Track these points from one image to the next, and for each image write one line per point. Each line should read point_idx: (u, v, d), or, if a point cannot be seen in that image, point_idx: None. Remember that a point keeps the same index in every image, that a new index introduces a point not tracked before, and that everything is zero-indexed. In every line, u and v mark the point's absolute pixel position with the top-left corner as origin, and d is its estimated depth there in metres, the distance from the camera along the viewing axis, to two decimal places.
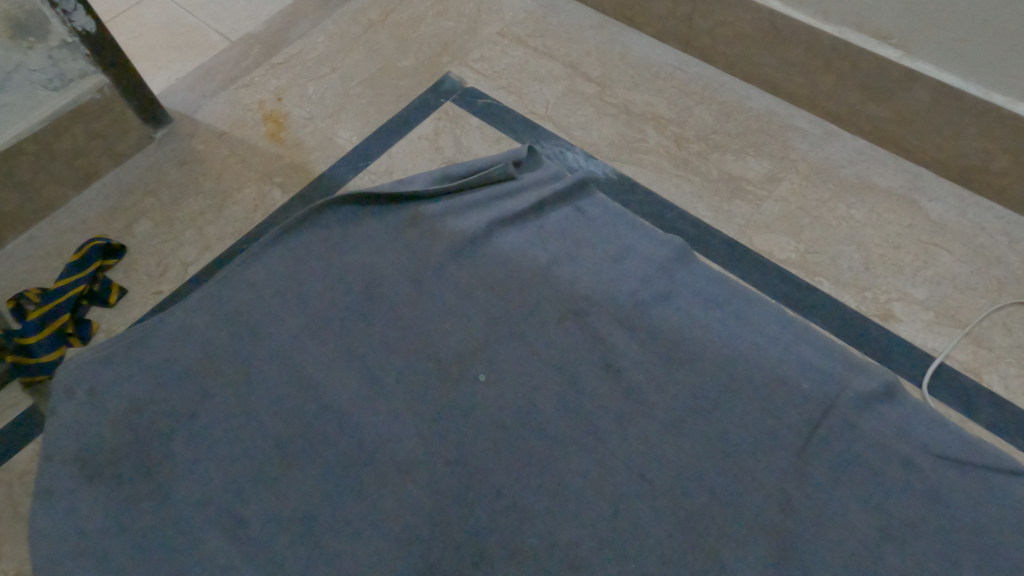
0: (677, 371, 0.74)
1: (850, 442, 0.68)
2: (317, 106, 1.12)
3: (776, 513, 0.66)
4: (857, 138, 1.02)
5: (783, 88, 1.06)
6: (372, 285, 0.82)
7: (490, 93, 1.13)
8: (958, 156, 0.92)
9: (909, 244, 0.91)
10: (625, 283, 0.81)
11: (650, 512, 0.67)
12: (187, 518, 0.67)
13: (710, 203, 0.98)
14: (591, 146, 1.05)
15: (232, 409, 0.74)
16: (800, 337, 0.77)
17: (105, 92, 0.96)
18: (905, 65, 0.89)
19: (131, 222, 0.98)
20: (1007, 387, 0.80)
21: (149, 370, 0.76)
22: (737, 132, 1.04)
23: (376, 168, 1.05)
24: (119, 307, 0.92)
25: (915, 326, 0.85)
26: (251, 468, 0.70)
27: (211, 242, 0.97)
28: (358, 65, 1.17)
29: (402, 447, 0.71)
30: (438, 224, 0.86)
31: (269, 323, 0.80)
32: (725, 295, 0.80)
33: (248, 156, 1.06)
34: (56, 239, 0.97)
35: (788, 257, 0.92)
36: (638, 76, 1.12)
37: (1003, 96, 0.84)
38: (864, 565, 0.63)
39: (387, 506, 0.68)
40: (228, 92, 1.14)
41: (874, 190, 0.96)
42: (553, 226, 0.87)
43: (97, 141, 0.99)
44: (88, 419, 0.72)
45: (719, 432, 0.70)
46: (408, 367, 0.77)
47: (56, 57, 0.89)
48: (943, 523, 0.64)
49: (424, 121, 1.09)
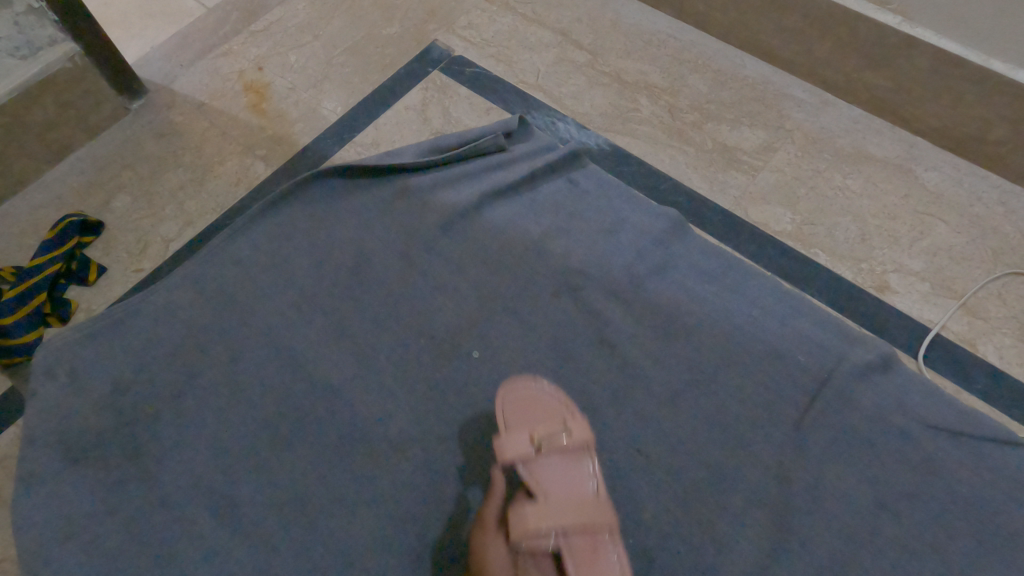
0: (674, 346, 0.73)
1: (846, 415, 0.68)
2: (299, 76, 1.08)
3: (774, 486, 0.65)
4: (852, 107, 1.00)
5: (779, 56, 1.04)
6: (361, 261, 0.80)
7: (478, 62, 1.10)
8: (955, 125, 0.91)
9: (905, 215, 0.90)
10: (620, 256, 0.80)
11: (648, 488, 0.66)
12: (176, 501, 0.65)
13: (705, 174, 0.96)
14: (583, 116, 1.03)
15: (218, 389, 0.71)
16: (796, 309, 0.76)
17: (77, 62, 0.91)
18: (905, 31, 0.87)
19: (108, 197, 0.95)
20: (1002, 357, 0.80)
21: (131, 350, 0.73)
22: (732, 101, 1.02)
23: (362, 140, 1.02)
24: (98, 286, 0.89)
25: (911, 297, 0.85)
26: (239, 450, 0.68)
27: (192, 217, 0.94)
28: (341, 33, 1.13)
29: (396, 426, 0.70)
30: (428, 198, 0.84)
31: (255, 300, 0.77)
32: (721, 268, 0.79)
33: (228, 129, 1.02)
34: (29, 215, 0.93)
35: (784, 229, 0.91)
36: (631, 44, 1.10)
37: (1003, 62, 0.83)
38: (860, 535, 0.63)
39: (381, 485, 0.67)
40: (206, 62, 1.09)
41: (870, 160, 0.95)
42: (545, 198, 0.86)
43: (70, 113, 0.95)
44: (70, 401, 0.69)
45: (716, 407, 0.70)
46: (399, 344, 0.75)
47: (22, 23, 0.85)
48: (939, 493, 0.64)
49: (411, 92, 1.06)
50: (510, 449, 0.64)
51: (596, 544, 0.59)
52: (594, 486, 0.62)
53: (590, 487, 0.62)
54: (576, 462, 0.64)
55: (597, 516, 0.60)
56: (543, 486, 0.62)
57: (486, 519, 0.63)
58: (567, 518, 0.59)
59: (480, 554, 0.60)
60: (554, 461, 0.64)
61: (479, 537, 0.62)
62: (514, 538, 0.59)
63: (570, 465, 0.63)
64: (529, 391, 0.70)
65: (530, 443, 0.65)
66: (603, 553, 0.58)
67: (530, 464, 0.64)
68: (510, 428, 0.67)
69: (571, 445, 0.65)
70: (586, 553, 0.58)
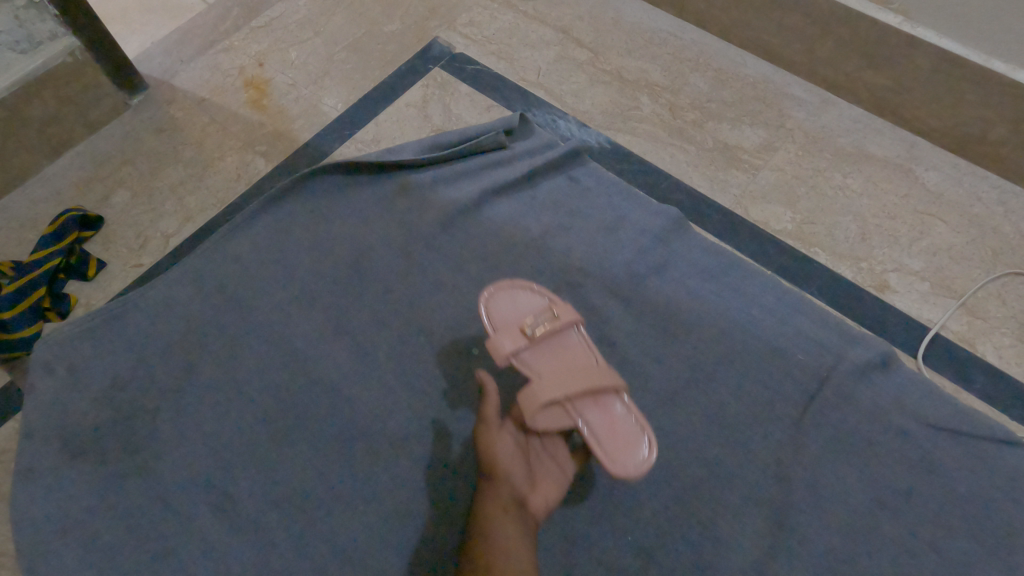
0: (674, 344, 0.73)
1: (845, 414, 0.68)
2: (300, 72, 1.08)
3: (773, 484, 0.65)
4: (853, 106, 1.01)
5: (780, 55, 1.04)
6: (361, 257, 0.80)
7: (479, 59, 1.09)
8: (956, 125, 0.91)
9: (905, 214, 0.90)
10: (620, 254, 0.80)
11: (647, 485, 0.66)
12: (174, 496, 0.64)
13: (706, 173, 0.96)
14: (584, 114, 1.02)
15: (217, 384, 0.71)
16: (796, 308, 0.76)
17: (77, 57, 0.91)
18: (905, 30, 0.87)
19: (107, 192, 0.95)
20: (1001, 357, 0.80)
21: (130, 345, 0.72)
22: (733, 100, 1.02)
23: (363, 137, 1.02)
24: (97, 281, 0.89)
25: (911, 297, 0.85)
26: (239, 446, 0.68)
27: (192, 213, 0.94)
28: (342, 30, 1.12)
29: (395, 422, 0.70)
30: (429, 194, 0.84)
31: (255, 295, 0.77)
32: (721, 266, 0.80)
33: (228, 124, 1.02)
34: (28, 210, 0.93)
35: (784, 228, 0.91)
36: (632, 42, 1.10)
37: (1004, 63, 0.83)
38: (859, 534, 0.63)
39: (380, 481, 0.67)
40: (207, 58, 1.09)
41: (870, 160, 0.95)
42: (546, 195, 0.86)
43: (70, 108, 0.94)
44: (68, 396, 0.68)
45: (715, 405, 0.70)
46: (399, 341, 0.75)
47: (22, 17, 0.86)
48: (938, 492, 0.64)
49: (412, 88, 1.06)
50: (503, 343, 0.67)
51: (609, 411, 0.65)
52: (593, 359, 0.68)
53: (589, 362, 0.67)
54: (568, 344, 0.69)
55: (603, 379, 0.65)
56: (543, 371, 0.66)
57: (486, 417, 0.66)
58: (578, 387, 0.64)
59: (489, 448, 0.64)
60: (548, 348, 0.68)
61: (483, 433, 0.65)
62: (528, 418, 0.64)
63: (564, 348, 0.68)
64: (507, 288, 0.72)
65: (522, 334, 0.67)
66: (617, 417, 0.65)
67: (524, 353, 0.67)
68: (498, 327, 0.69)
69: (562, 327, 0.69)
70: (602, 421, 0.65)
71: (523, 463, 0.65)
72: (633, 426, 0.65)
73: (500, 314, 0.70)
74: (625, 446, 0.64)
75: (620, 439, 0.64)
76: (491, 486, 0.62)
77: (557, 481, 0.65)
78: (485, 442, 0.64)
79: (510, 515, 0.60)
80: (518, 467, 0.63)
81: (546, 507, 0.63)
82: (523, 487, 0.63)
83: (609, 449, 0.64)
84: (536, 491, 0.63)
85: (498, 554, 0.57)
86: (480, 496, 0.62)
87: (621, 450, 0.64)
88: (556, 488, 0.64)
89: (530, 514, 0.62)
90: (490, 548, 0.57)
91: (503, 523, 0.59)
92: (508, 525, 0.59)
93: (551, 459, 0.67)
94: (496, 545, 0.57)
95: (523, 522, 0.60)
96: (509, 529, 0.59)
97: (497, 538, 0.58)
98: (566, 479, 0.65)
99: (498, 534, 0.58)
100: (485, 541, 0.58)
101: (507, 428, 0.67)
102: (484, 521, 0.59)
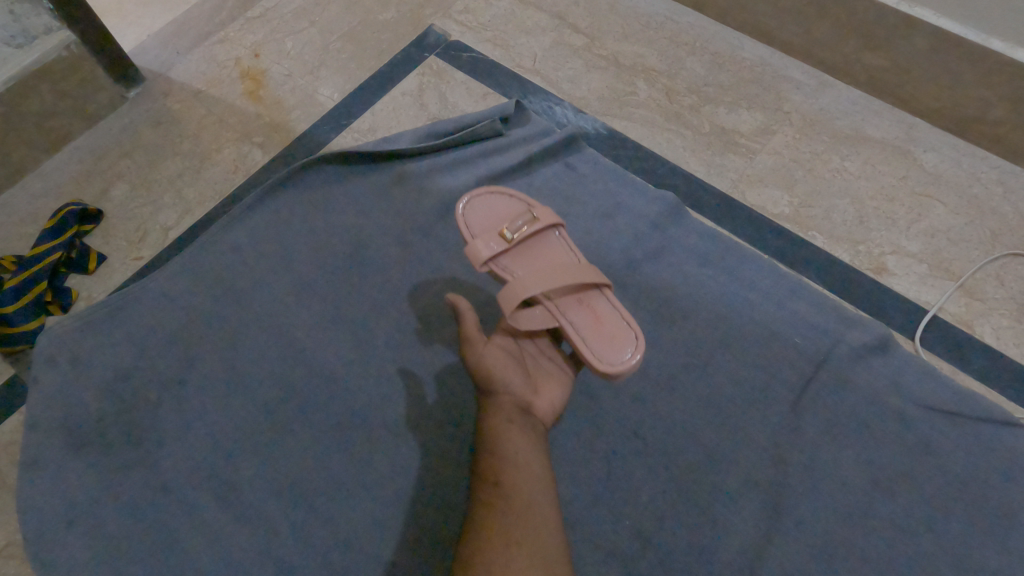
0: (671, 330, 0.74)
1: (842, 397, 0.68)
2: (296, 62, 1.08)
3: (770, 467, 0.66)
4: (852, 88, 1.00)
5: (777, 37, 1.03)
6: (359, 247, 0.81)
7: (475, 46, 1.09)
8: (954, 105, 0.91)
9: (903, 197, 0.90)
10: (616, 240, 0.80)
11: (645, 469, 0.67)
12: (178, 486, 0.65)
13: (702, 158, 0.96)
14: (580, 100, 1.02)
15: (218, 375, 0.71)
16: (793, 292, 0.76)
17: (73, 50, 0.91)
18: (903, 11, 0.86)
19: (107, 185, 0.95)
20: (998, 337, 0.80)
21: (130, 337, 0.72)
22: (729, 84, 1.02)
23: (359, 126, 1.02)
24: (98, 274, 0.90)
25: (909, 279, 0.85)
26: (240, 435, 0.68)
27: (191, 205, 0.94)
28: (338, 19, 1.12)
29: (393, 412, 0.71)
30: (426, 183, 0.85)
31: (254, 286, 0.77)
32: (718, 251, 0.80)
33: (226, 116, 1.02)
34: (29, 204, 0.93)
35: (781, 212, 0.91)
36: (628, 27, 1.09)
37: (1003, 41, 0.82)
38: (856, 516, 0.63)
39: (380, 469, 0.68)
40: (202, 49, 1.09)
41: (867, 142, 0.95)
42: (543, 182, 0.86)
43: (67, 102, 0.95)
44: (69, 387, 0.68)
45: (712, 390, 0.70)
46: (397, 330, 0.75)
47: (18, 12, 0.85)
48: (933, 472, 0.64)
49: (407, 77, 1.06)
50: (483, 247, 0.66)
51: (594, 312, 0.66)
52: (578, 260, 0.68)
53: (573, 263, 0.67)
54: (553, 248, 0.69)
55: (586, 275, 0.64)
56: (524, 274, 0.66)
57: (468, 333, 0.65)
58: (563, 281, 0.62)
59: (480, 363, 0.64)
60: (529, 253, 0.68)
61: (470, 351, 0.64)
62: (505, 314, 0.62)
63: (547, 252, 0.68)
64: (487, 198, 0.72)
65: (502, 239, 0.66)
66: (603, 316, 0.65)
67: (503, 258, 0.67)
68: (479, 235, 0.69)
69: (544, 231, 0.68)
70: (588, 321, 0.65)
71: (520, 373, 0.65)
72: (620, 325, 0.65)
73: (478, 224, 0.70)
74: (612, 346, 0.64)
75: (604, 339, 0.64)
76: (491, 402, 0.62)
77: (556, 382, 0.66)
78: (475, 360, 0.64)
79: (518, 425, 0.60)
80: (512, 376, 0.63)
81: (550, 411, 0.64)
82: (525, 395, 0.63)
83: (595, 349, 0.64)
84: (538, 396, 0.64)
85: (513, 467, 0.57)
86: (481, 413, 0.62)
87: (608, 347, 0.63)
88: (557, 389, 0.66)
89: (537, 419, 0.62)
90: (504, 460, 0.57)
91: (513, 434, 0.59)
92: (518, 435, 0.59)
93: (544, 365, 0.68)
94: (509, 458, 0.57)
95: (531, 429, 0.61)
96: (520, 438, 0.59)
97: (509, 450, 0.58)
98: (565, 379, 0.67)
99: (508, 445, 0.58)
100: (497, 454, 0.58)
101: (495, 341, 0.66)
102: (493, 437, 0.59)
